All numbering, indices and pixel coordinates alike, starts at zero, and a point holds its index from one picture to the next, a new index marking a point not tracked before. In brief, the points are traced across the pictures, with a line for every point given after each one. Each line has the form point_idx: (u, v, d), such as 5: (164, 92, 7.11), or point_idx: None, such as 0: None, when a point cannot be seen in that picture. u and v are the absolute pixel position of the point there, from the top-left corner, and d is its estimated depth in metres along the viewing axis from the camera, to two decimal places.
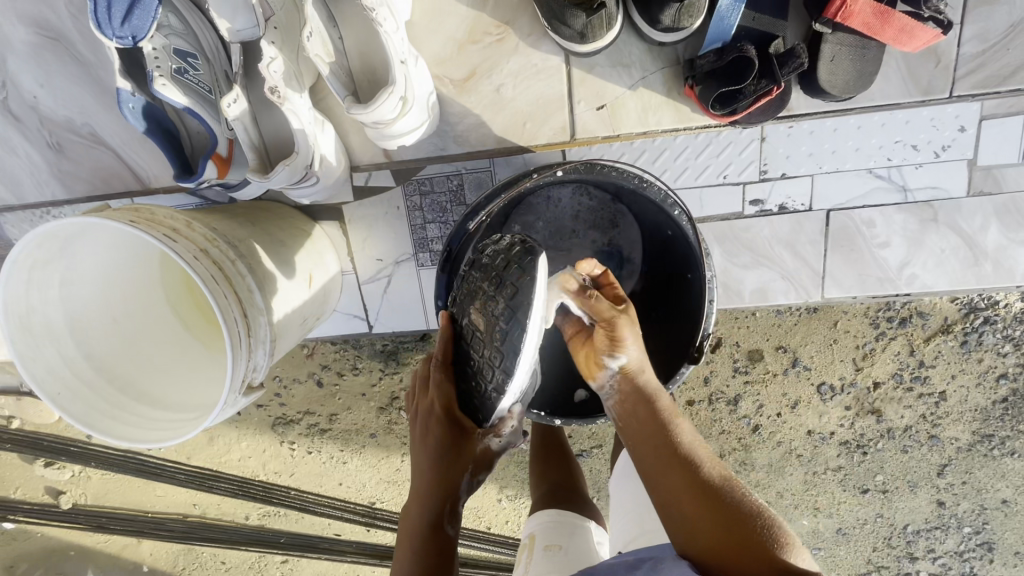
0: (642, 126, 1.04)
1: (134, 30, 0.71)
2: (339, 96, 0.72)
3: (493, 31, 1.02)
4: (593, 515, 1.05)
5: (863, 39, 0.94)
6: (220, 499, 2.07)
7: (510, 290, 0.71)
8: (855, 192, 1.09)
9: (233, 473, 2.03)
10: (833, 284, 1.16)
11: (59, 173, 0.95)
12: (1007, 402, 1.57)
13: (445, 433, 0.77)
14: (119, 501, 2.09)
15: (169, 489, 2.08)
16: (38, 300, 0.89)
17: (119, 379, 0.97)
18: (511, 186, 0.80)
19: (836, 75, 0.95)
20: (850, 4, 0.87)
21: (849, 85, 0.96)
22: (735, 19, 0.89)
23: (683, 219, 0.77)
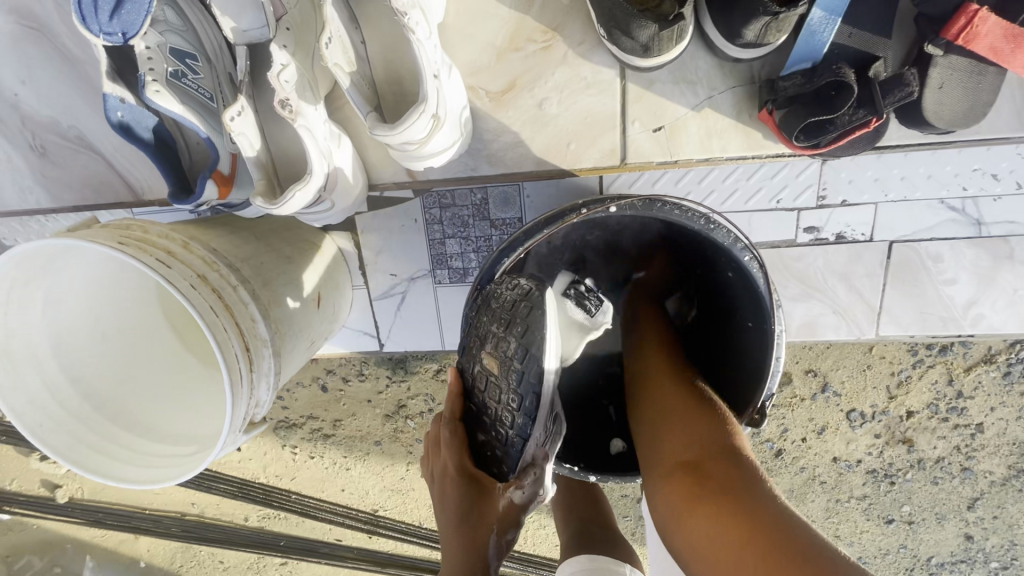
0: (704, 151, 0.93)
1: (125, 26, 0.62)
2: (361, 112, 0.62)
3: (538, 38, 0.91)
4: (630, 560, 0.94)
5: (979, 63, 0.81)
6: (218, 500, 2.01)
7: (522, 330, 0.69)
8: (922, 222, 0.99)
9: (233, 474, 1.98)
10: (889, 321, 1.06)
11: (44, 179, 0.85)
12: None
13: (463, 489, 0.69)
14: (116, 497, 2.04)
15: (167, 488, 2.02)
16: (20, 321, 0.80)
17: (108, 407, 0.88)
18: (554, 221, 0.69)
19: (945, 104, 0.82)
20: (978, 25, 0.76)
21: (957, 119, 0.84)
22: (829, 36, 0.80)
23: (754, 265, 0.67)
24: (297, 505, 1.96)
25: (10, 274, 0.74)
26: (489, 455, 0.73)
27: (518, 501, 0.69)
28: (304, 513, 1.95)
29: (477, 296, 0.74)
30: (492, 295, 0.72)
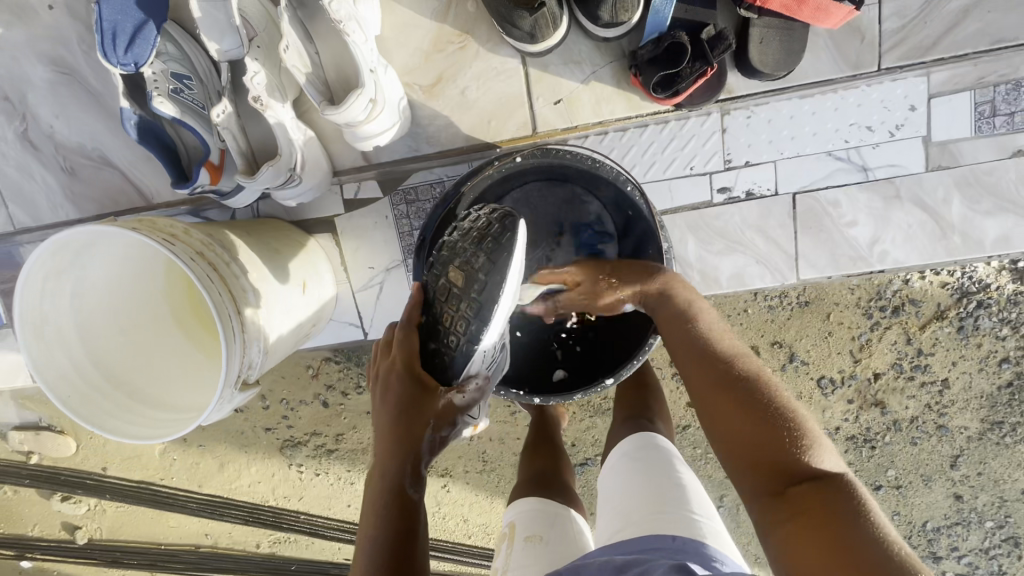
0: (597, 115, 1.11)
1: (136, 57, 0.83)
2: (316, 101, 0.81)
3: (455, 40, 1.10)
4: (575, 504, 1.05)
5: (789, 20, 1.00)
6: (231, 527, 2.15)
7: (489, 255, 0.79)
8: (818, 174, 1.14)
9: (244, 500, 2.12)
10: (807, 266, 1.19)
11: (72, 195, 1.04)
12: (1014, 387, 1.55)
13: (407, 385, 0.78)
14: (132, 535, 2.18)
15: (182, 520, 2.17)
16: (50, 308, 0.96)
17: (123, 383, 1.03)
18: (478, 172, 0.91)
19: (768, 55, 1.02)
20: None
21: (779, 64, 1.02)
22: (669, 12, 0.95)
23: (637, 194, 0.91)
24: (305, 525, 2.10)
25: (42, 268, 0.92)
26: (438, 361, 0.81)
27: (458, 405, 0.79)
28: (312, 532, 2.10)
29: (445, 237, 0.87)
30: (459, 227, 0.86)
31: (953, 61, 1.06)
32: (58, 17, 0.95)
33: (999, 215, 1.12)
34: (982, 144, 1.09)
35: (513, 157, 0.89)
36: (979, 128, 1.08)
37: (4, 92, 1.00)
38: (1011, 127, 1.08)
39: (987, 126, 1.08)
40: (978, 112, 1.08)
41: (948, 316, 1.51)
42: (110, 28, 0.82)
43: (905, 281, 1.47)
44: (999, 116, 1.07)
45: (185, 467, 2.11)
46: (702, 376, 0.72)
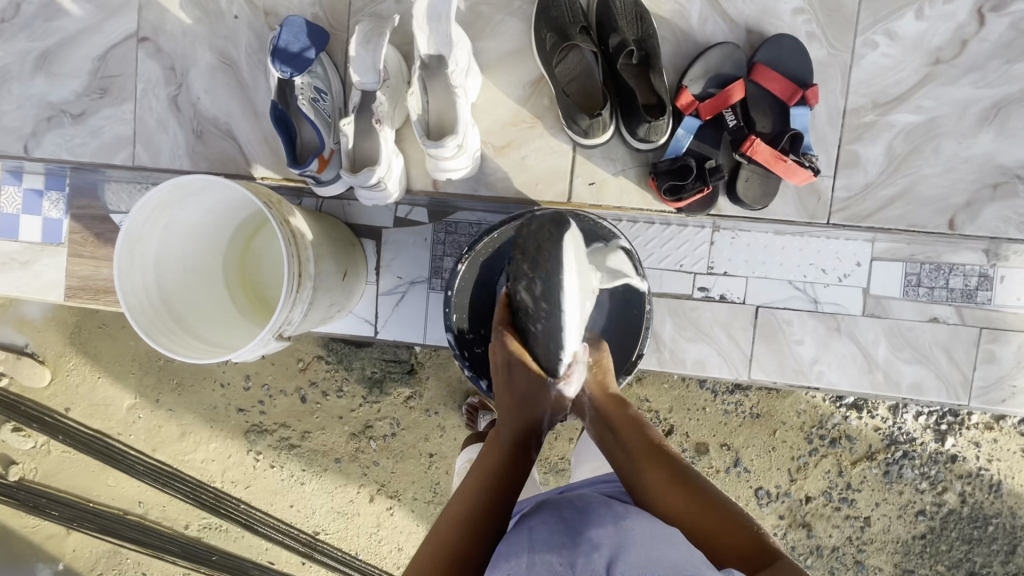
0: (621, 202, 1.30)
1: (293, 69, 1.10)
2: (419, 135, 1.07)
3: (527, 121, 1.17)
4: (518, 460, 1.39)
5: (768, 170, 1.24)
6: (166, 501, 2.41)
7: (544, 271, 1.01)
8: (778, 296, 1.41)
9: (189, 476, 2.35)
10: (758, 368, 1.42)
11: (192, 152, 1.28)
12: (926, 539, 1.73)
13: (525, 380, 1.04)
14: (65, 483, 2.47)
15: (120, 481, 2.45)
16: (146, 231, 1.17)
17: (175, 314, 1.24)
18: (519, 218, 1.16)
19: (749, 190, 1.24)
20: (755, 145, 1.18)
21: (755, 199, 1.24)
22: (687, 141, 1.16)
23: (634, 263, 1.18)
24: (241, 516, 2.25)
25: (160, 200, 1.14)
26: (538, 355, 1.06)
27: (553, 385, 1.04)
28: (245, 524, 2.28)
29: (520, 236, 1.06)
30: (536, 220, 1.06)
31: (878, 231, 1.36)
32: (239, 23, 1.24)
33: (916, 364, 1.37)
34: (907, 305, 1.37)
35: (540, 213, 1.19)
36: (907, 292, 1.37)
37: (173, 64, 1.27)
38: (931, 297, 1.36)
39: (912, 292, 1.36)
40: (907, 279, 1.37)
41: (878, 459, 1.74)
42: (282, 47, 1.11)
43: (845, 418, 1.70)
44: (923, 286, 1.36)
45: (146, 428, 2.39)
46: (660, 463, 0.91)
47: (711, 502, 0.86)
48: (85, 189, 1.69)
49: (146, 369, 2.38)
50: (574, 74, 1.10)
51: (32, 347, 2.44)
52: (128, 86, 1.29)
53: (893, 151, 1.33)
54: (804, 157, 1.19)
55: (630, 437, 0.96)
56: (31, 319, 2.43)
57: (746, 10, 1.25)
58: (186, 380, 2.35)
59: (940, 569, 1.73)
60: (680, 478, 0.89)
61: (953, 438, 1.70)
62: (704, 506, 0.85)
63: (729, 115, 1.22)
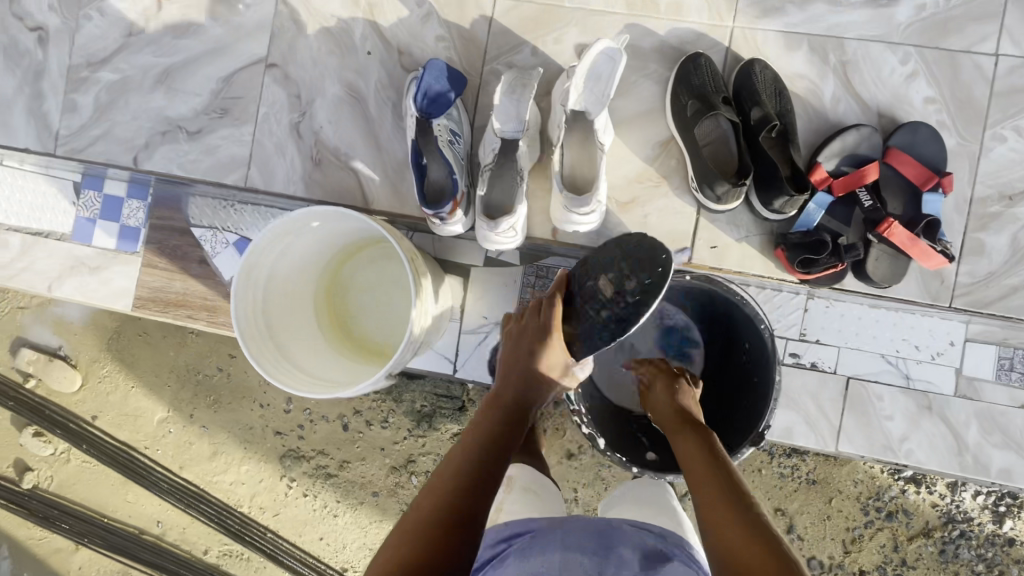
0: None
1: (433, 111, 1.12)
2: (561, 190, 1.09)
3: (653, 180, 1.18)
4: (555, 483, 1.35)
5: (897, 252, 1.27)
6: (187, 523, 2.30)
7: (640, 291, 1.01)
8: (869, 368, 1.41)
9: (216, 498, 2.27)
10: (846, 440, 1.41)
11: (308, 179, 1.28)
12: None
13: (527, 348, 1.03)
14: (80, 495, 2.36)
15: (140, 498, 2.34)
16: (261, 256, 1.15)
17: (276, 338, 1.23)
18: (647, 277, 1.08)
19: (879, 269, 1.27)
20: (894, 228, 1.21)
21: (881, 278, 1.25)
22: (818, 217, 1.11)
23: (766, 332, 1.06)
24: (268, 544, 2.22)
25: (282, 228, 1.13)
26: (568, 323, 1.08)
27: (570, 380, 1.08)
28: (271, 553, 2.21)
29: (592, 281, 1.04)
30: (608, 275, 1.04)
31: (976, 315, 1.37)
32: (371, 60, 1.26)
33: (1006, 450, 1.37)
34: (1000, 389, 1.37)
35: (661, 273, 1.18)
36: (1000, 376, 1.37)
37: (299, 92, 1.28)
38: None
39: (1005, 376, 1.37)
40: (1000, 363, 1.37)
41: (933, 536, 1.70)
42: (423, 88, 1.12)
43: (902, 490, 1.67)
44: (1015, 371, 1.37)
45: (176, 444, 2.31)
46: (712, 498, 0.81)
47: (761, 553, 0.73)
48: (167, 199, 1.67)
49: (182, 383, 2.31)
50: (713, 138, 1.13)
51: (65, 350, 2.37)
52: (250, 109, 1.29)
53: (1017, 244, 1.34)
54: (938, 242, 1.21)
55: (695, 469, 0.88)
56: (68, 320, 2.37)
57: (879, 95, 1.25)
58: (223, 398, 2.28)
59: None
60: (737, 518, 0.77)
61: (1011, 521, 1.67)
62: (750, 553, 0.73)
63: (865, 195, 1.24)
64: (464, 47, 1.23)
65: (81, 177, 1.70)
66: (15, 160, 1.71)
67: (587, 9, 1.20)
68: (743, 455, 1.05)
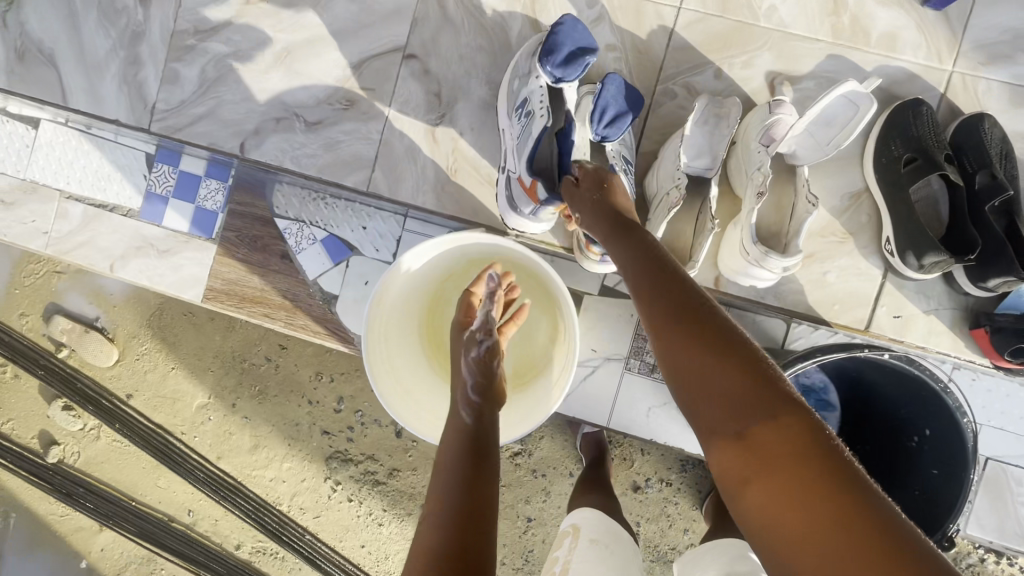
0: None
1: (607, 135, 1.02)
2: (752, 242, 0.96)
3: (838, 235, 1.08)
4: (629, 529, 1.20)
5: None
6: (221, 515, 2.19)
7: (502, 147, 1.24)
8: (1013, 451, 1.31)
9: (254, 493, 2.16)
10: (975, 523, 1.32)
11: (440, 189, 1.32)
12: None
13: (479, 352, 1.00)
14: (107, 475, 2.24)
15: (172, 484, 2.23)
16: (379, 308, 1.09)
17: (409, 389, 1.17)
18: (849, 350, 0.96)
19: None
20: None
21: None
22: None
23: (967, 428, 0.97)
24: (306, 547, 2.12)
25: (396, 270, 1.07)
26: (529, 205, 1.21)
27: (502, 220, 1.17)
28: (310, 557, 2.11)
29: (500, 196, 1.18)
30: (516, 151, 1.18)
31: None
32: None
33: None
34: None
35: (814, 328, 1.10)
36: None
37: None
38: None
39: None
40: None
41: None
42: (602, 107, 1.01)
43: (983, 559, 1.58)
44: None
45: (215, 433, 2.18)
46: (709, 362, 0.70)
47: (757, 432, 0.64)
48: (251, 183, 1.46)
49: (226, 369, 2.17)
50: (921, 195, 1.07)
51: (102, 321, 2.22)
52: None
53: None
54: None
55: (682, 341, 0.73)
56: (108, 291, 2.22)
57: None
58: (269, 390, 2.15)
59: None
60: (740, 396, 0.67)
61: None
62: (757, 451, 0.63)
63: None
64: (636, 60, 1.15)
65: (155, 149, 1.49)
66: (80, 121, 1.49)
67: (784, 32, 1.13)
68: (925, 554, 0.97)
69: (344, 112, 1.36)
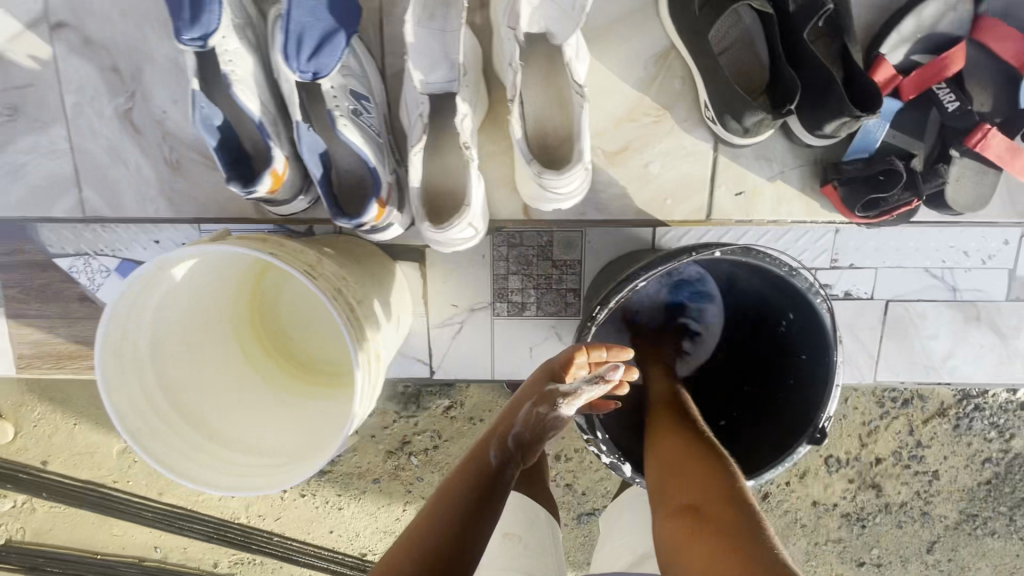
0: (774, 214, 1.13)
1: (317, 67, 0.74)
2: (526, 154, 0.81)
3: (651, 113, 1.10)
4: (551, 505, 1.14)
5: (985, 165, 1.07)
6: (188, 540, 1.83)
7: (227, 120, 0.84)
8: (912, 286, 1.20)
9: (208, 514, 1.79)
10: (885, 368, 1.25)
11: (165, 187, 1.13)
12: (989, 484, 1.54)
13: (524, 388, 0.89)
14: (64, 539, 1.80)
15: (129, 529, 1.81)
16: (134, 359, 0.86)
17: (222, 439, 0.93)
18: (673, 258, 0.85)
19: (961, 192, 1.08)
20: (989, 138, 1.03)
21: (969, 204, 1.09)
22: (881, 134, 1.05)
23: (824, 307, 0.82)
24: (277, 549, 1.79)
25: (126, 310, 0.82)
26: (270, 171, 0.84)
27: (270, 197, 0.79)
28: (285, 557, 1.80)
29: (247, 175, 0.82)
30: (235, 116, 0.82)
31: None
32: None
33: None
34: None
35: None
36: None
37: None
38: None
39: None
40: None
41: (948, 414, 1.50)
42: (297, 31, 0.73)
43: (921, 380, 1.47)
44: None
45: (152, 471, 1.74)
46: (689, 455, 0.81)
47: (714, 518, 0.69)
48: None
49: None
50: (728, 46, 1.03)
51: None
52: None
53: None
54: None
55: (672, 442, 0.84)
56: None
57: None
58: None
59: (1004, 508, 1.55)
60: (694, 492, 0.74)
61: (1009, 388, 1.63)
62: (704, 516, 0.70)
63: (946, 96, 1.05)
64: None
65: None
66: None
67: None
68: (801, 454, 0.86)
69: (13, 124, 1.12)
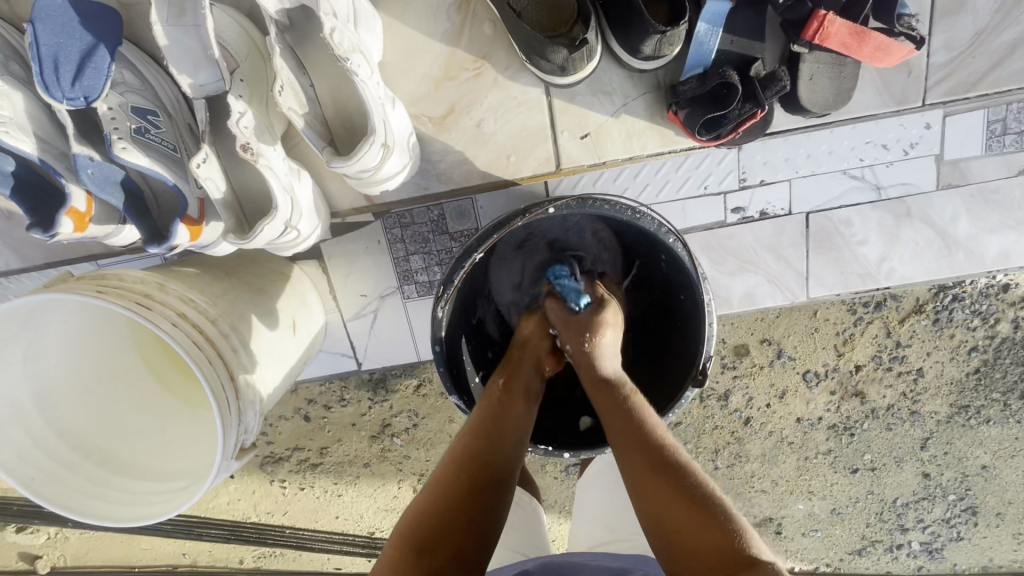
0: (627, 152, 1.07)
1: (86, 90, 0.77)
2: (316, 145, 0.80)
3: (469, 66, 1.04)
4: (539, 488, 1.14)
5: (839, 56, 0.99)
6: (210, 544, 1.61)
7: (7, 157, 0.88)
8: (832, 193, 1.12)
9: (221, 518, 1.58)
10: (816, 283, 1.19)
11: (13, 242, 1.09)
12: (979, 373, 1.29)
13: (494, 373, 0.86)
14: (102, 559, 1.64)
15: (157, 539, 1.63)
16: (13, 413, 0.86)
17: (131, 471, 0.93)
18: (502, 227, 0.79)
19: (817, 93, 1.00)
20: (827, 26, 0.93)
21: (829, 103, 1.01)
22: (713, 43, 0.96)
23: (678, 245, 0.80)
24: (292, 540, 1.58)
25: None
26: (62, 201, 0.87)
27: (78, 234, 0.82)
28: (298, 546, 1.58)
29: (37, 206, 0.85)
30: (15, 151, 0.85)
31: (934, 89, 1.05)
32: None
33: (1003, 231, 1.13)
34: (992, 163, 1.09)
35: None
36: (989, 147, 1.08)
37: None
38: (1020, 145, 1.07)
39: (996, 145, 1.07)
40: (989, 130, 1.07)
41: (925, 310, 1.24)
42: (51, 58, 0.75)
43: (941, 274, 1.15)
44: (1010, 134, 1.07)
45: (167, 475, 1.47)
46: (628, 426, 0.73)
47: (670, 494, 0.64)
48: None
49: None
50: None
51: None
52: None
53: None
54: (895, 26, 0.94)
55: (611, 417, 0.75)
56: None
57: None
58: None
59: (997, 395, 1.31)
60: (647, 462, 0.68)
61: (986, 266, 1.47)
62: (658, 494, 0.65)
63: None
64: None
65: None
66: None
67: None
68: (687, 400, 0.84)
69: None
